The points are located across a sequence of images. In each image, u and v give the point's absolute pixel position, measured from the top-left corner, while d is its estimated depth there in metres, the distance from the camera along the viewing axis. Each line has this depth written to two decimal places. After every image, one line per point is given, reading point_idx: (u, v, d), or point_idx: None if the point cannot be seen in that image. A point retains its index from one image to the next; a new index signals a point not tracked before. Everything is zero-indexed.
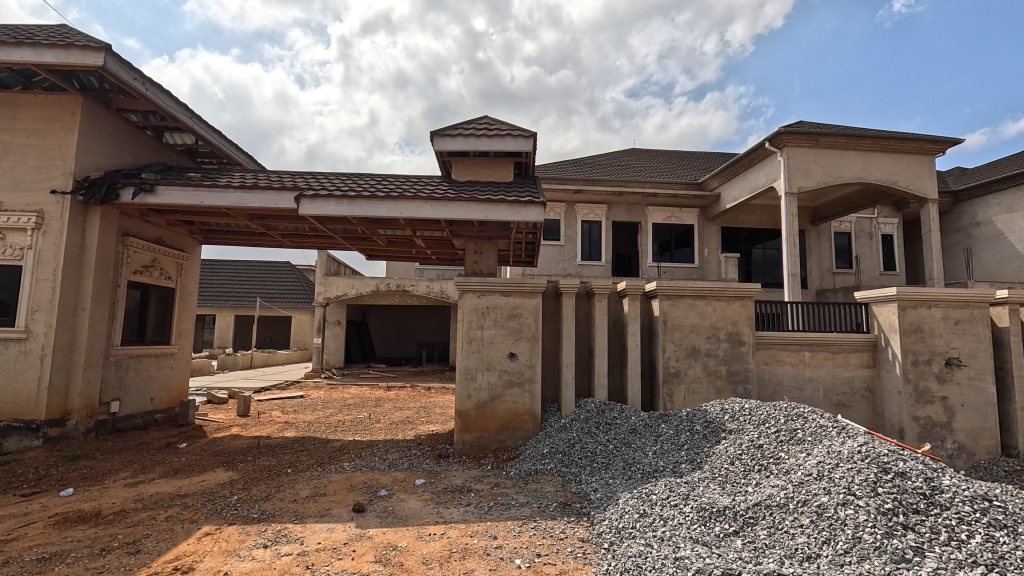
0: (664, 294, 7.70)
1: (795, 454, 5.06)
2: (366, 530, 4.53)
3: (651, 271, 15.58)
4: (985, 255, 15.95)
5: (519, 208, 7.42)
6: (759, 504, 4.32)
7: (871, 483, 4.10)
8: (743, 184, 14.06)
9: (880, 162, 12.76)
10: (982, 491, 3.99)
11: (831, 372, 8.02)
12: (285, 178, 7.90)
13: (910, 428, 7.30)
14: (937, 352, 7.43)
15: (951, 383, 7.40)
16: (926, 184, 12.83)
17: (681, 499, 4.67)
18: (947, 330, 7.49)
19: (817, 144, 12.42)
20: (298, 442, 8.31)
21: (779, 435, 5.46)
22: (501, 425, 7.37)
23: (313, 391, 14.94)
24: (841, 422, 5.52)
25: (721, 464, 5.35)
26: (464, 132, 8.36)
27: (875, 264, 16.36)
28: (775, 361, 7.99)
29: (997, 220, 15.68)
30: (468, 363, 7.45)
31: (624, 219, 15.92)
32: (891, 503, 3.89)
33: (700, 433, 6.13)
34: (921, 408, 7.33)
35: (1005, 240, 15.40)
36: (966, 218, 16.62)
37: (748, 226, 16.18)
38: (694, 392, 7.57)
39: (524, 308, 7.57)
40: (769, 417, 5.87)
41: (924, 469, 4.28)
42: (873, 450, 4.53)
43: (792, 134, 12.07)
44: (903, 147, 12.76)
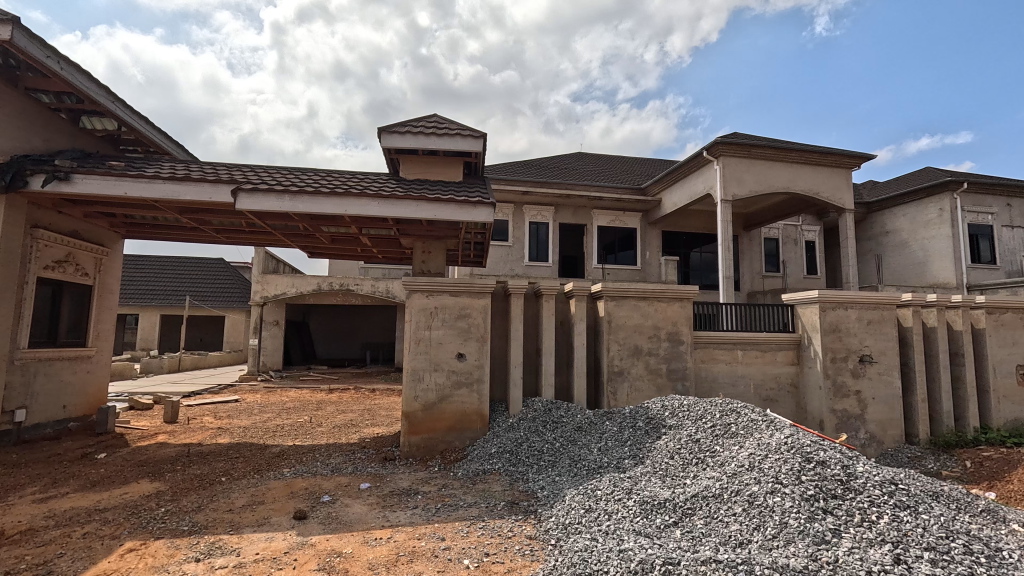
0: (609, 295, 7.93)
1: (729, 447, 5.36)
2: (308, 538, 4.38)
3: (596, 272, 16.00)
4: (892, 261, 17.55)
5: (469, 208, 7.40)
6: (697, 495, 4.56)
7: (796, 471, 4.42)
8: (682, 190, 14.70)
9: (804, 173, 13.74)
10: (889, 476, 4.41)
11: (761, 368, 8.55)
12: (221, 171, 7.48)
13: (829, 420, 7.91)
14: (852, 350, 8.11)
15: (864, 378, 8.09)
16: (845, 196, 13.95)
17: (625, 494, 4.84)
18: (861, 329, 8.18)
19: (750, 155, 13.20)
20: (233, 449, 7.88)
21: (715, 429, 5.77)
22: (450, 425, 7.33)
23: (248, 394, 14.23)
24: (769, 416, 5.91)
25: (662, 458, 5.59)
26: (413, 130, 8.25)
27: (799, 268, 17.60)
28: (711, 359, 8.42)
29: (903, 230, 17.29)
30: (416, 364, 7.35)
31: (571, 221, 16.25)
32: (813, 489, 4.21)
33: (642, 430, 6.36)
34: (839, 402, 7.97)
35: (910, 248, 17.02)
36: (876, 227, 18.21)
37: (686, 231, 16.96)
38: (637, 390, 7.85)
39: (473, 308, 7.57)
40: (706, 412, 6.19)
41: (841, 457, 4.68)
42: (798, 441, 4.88)
43: (727, 145, 12.78)
44: (824, 160, 13.81)
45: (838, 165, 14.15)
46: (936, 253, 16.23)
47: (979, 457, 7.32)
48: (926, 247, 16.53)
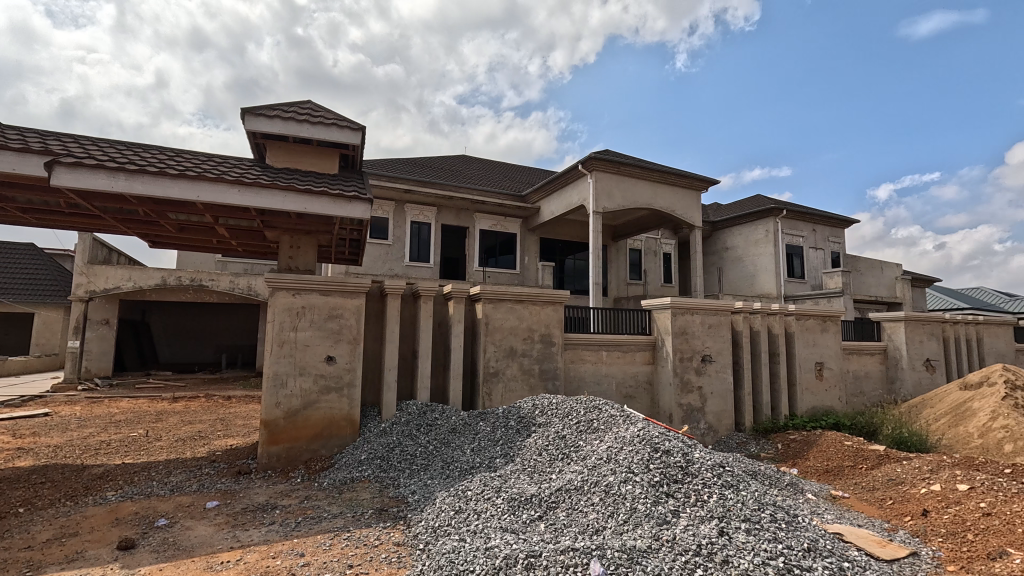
0: (487, 298, 8.07)
1: (591, 441, 5.75)
2: (135, 570, 3.80)
3: (476, 274, 16.19)
4: (730, 273, 20.30)
5: (343, 203, 7.04)
6: (561, 489, 4.82)
7: (645, 460, 4.89)
8: (559, 200, 15.52)
9: (663, 192, 15.31)
10: (718, 460, 5.08)
11: (622, 367, 9.31)
12: (32, 138, 6.21)
13: (677, 413, 8.89)
14: (696, 350, 9.20)
15: (705, 375, 9.22)
16: (694, 214, 15.83)
17: (494, 492, 4.95)
18: (703, 332, 9.33)
19: (618, 172, 14.37)
20: (38, 472, 6.56)
21: (580, 425, 6.16)
22: (316, 432, 6.89)
23: (64, 406, 11.97)
24: (626, 411, 6.47)
25: (531, 455, 5.81)
26: (283, 114, 7.64)
27: (658, 276, 19.54)
28: (580, 360, 8.99)
29: (739, 247, 20.10)
30: (278, 368, 6.78)
31: (453, 223, 16.25)
32: (658, 475, 4.69)
33: (514, 429, 6.56)
34: (685, 396, 8.99)
35: (743, 262, 19.83)
36: (719, 243, 20.93)
37: (562, 238, 17.92)
38: (511, 390, 8.08)
39: (345, 308, 7.21)
40: (572, 409, 6.58)
41: (682, 446, 5.28)
42: (649, 433, 5.41)
43: (599, 160, 13.77)
44: (679, 182, 15.52)
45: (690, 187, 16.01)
46: (763, 267, 19.11)
47: (788, 439, 8.74)
48: (755, 262, 19.39)
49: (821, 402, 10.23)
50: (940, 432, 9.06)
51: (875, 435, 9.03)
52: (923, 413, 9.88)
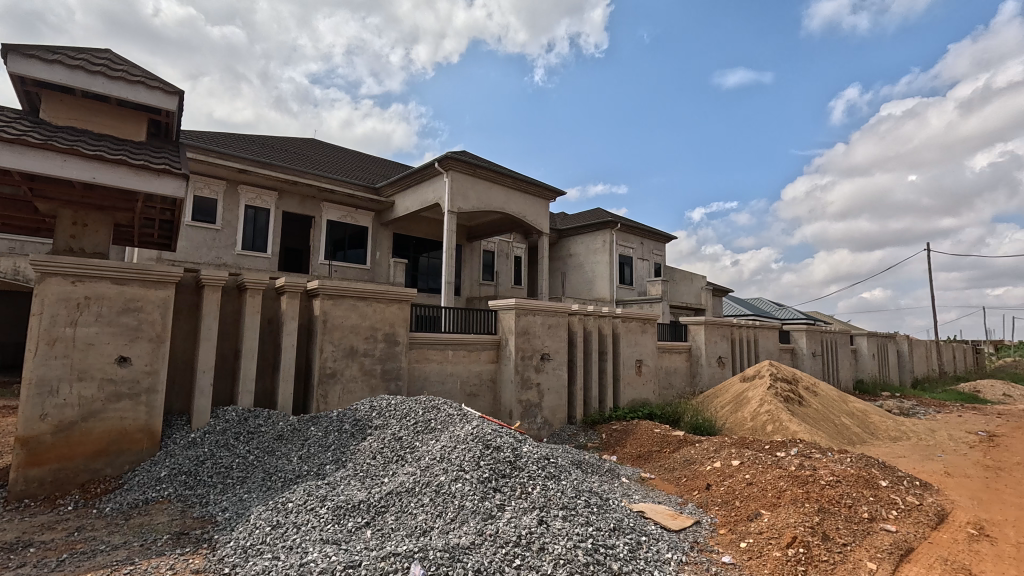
0: (326, 294, 7.53)
1: (427, 442, 5.71)
2: None
3: (321, 268, 15.13)
4: (572, 278, 22.05)
5: (149, 176, 5.98)
6: (391, 492, 4.69)
7: (476, 458, 5.01)
8: (414, 196, 15.25)
9: (515, 198, 15.97)
10: (544, 453, 5.44)
11: (467, 366, 9.42)
12: None
13: (516, 409, 9.28)
14: (536, 349, 9.73)
15: (543, 372, 9.79)
16: (542, 221, 16.84)
17: (318, 502, 4.62)
18: (543, 332, 9.90)
19: (473, 173, 14.59)
20: None
21: (417, 426, 6.08)
22: (98, 449, 5.72)
23: None
24: (464, 410, 6.58)
25: (364, 459, 5.57)
26: (67, 60, 6.22)
27: (508, 278, 20.32)
28: (425, 359, 8.89)
29: (580, 254, 21.91)
30: (45, 372, 5.48)
31: (296, 211, 14.92)
32: (488, 471, 4.84)
33: (347, 433, 6.22)
34: (524, 393, 9.45)
35: (584, 268, 21.66)
36: (564, 250, 22.59)
37: (416, 235, 17.62)
38: (349, 391, 7.66)
39: (147, 301, 6.14)
40: (410, 410, 6.47)
41: (512, 441, 5.53)
42: (482, 430, 5.56)
43: (454, 160, 13.83)
44: (530, 189, 16.36)
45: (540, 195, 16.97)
46: (599, 274, 21.08)
47: (611, 429, 9.68)
48: (593, 268, 21.31)
49: (639, 395, 11.53)
50: (725, 417, 10.86)
51: (678, 422, 10.44)
52: (714, 402, 11.75)
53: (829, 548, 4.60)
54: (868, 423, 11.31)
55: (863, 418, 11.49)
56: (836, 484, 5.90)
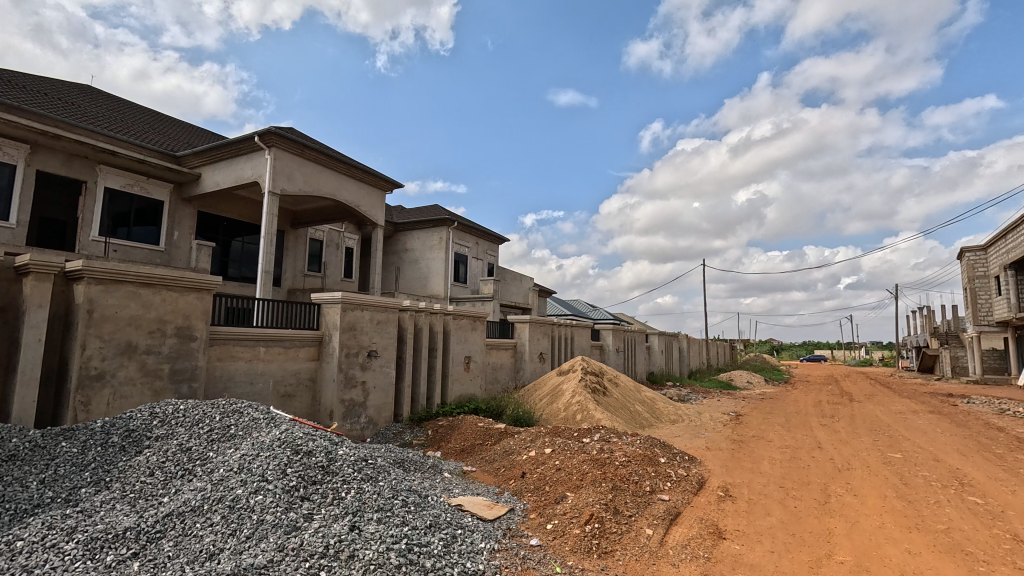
0: (94, 277, 6.08)
1: (223, 451, 5.01)
2: None
3: (93, 246, 12.36)
4: (406, 273, 21.81)
5: None
6: (171, 514, 3.98)
7: (282, 466, 4.57)
8: (226, 171, 13.38)
9: (348, 185, 15.08)
10: (361, 457, 5.24)
11: (281, 365, 8.45)
12: None
13: (337, 409, 8.58)
14: (362, 346, 9.16)
15: (369, 370, 9.25)
16: (377, 213, 16.28)
17: (63, 535, 3.68)
18: (371, 328, 9.38)
19: (302, 154, 13.35)
20: None
21: (211, 434, 5.30)
22: None
23: None
24: (272, 414, 5.97)
25: (136, 477, 4.63)
26: None
27: (337, 270, 19.07)
28: (229, 357, 7.73)
29: (416, 250, 21.73)
30: None
31: (59, 171, 11.81)
32: (295, 480, 4.45)
33: (115, 446, 5.12)
34: (347, 392, 8.77)
35: (419, 264, 21.51)
36: (399, 244, 22.20)
37: (229, 216, 15.48)
38: (122, 396, 6.32)
39: None
40: (204, 416, 5.61)
41: (326, 445, 5.20)
42: (291, 436, 5.11)
43: (279, 136, 12.46)
44: (365, 178, 15.62)
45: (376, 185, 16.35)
46: (434, 270, 21.11)
47: (437, 425, 9.65)
48: (428, 265, 21.27)
49: (466, 390, 11.72)
50: (542, 409, 11.75)
51: (501, 415, 10.91)
52: (534, 395, 12.61)
53: (618, 521, 5.26)
54: (655, 409, 13.30)
55: (652, 404, 13.47)
56: (627, 463, 6.78)
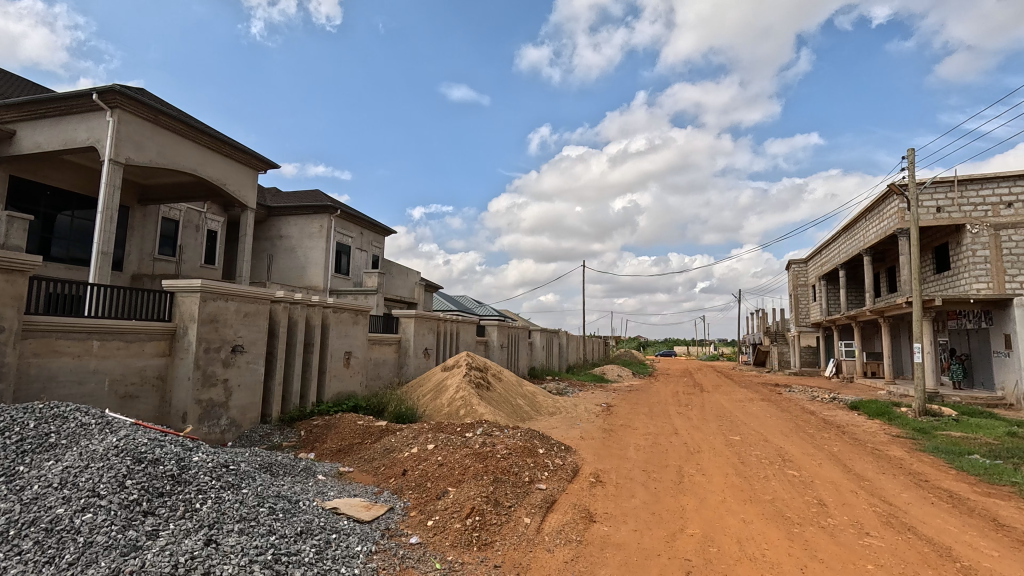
0: None
1: (37, 464, 4.19)
2: None
3: None
4: (280, 262, 20.26)
5: None
6: None
7: (120, 478, 3.96)
8: (52, 131, 11.23)
9: (213, 161, 13.56)
10: (219, 464, 4.75)
11: (122, 361, 7.06)
12: None
13: (192, 412, 7.40)
14: (226, 340, 8.00)
15: (233, 367, 8.12)
16: (248, 194, 14.91)
17: None
18: (237, 320, 8.23)
19: (155, 122, 11.70)
20: None
21: (22, 443, 4.40)
22: None
23: None
24: (107, 418, 5.15)
25: None
26: None
27: (196, 256, 16.92)
28: (49, 352, 6.27)
29: (292, 237, 20.18)
30: None
31: None
32: (136, 493, 3.89)
33: None
34: (205, 392, 7.61)
35: (296, 253, 20.01)
36: (273, 230, 20.50)
37: (54, 184, 12.99)
38: None
39: None
40: (12, 422, 4.65)
41: (176, 453, 4.63)
42: (132, 443, 4.46)
43: (125, 97, 10.75)
44: (234, 155, 14.21)
45: (246, 163, 14.92)
46: (313, 260, 19.75)
47: (311, 425, 8.97)
48: (306, 254, 19.86)
49: (345, 387, 11.01)
50: (425, 405, 11.57)
51: (382, 412, 10.54)
52: (417, 391, 12.38)
53: (498, 512, 5.38)
54: (535, 402, 13.82)
55: (532, 398, 13.97)
56: (508, 455, 6.96)
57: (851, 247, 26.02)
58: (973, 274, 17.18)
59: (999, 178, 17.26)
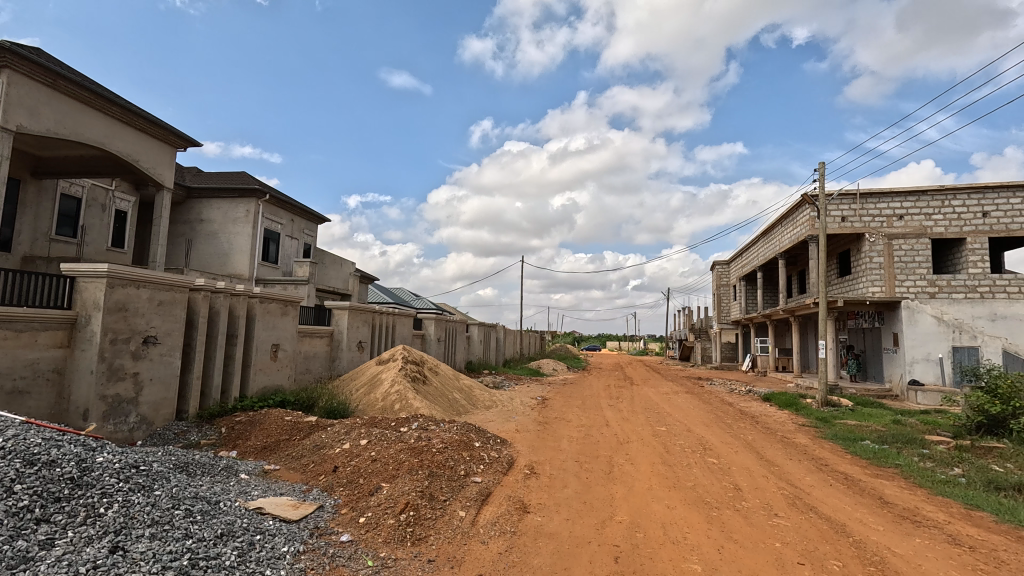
0: None
1: None
2: None
3: None
4: (200, 248, 18.90)
5: None
6: None
7: (6, 483, 3.57)
8: None
9: (123, 135, 12.50)
10: (127, 463, 4.39)
11: (10, 353, 6.29)
12: None
13: (96, 409, 6.71)
14: (136, 331, 7.33)
15: (144, 360, 7.46)
16: (164, 172, 13.89)
17: None
18: (149, 309, 7.56)
19: (53, 87, 10.58)
20: None
21: None
22: None
23: None
24: None
25: None
26: None
27: (102, 238, 15.39)
28: None
29: (214, 221, 18.85)
30: None
31: None
32: (27, 499, 3.53)
33: None
34: (111, 386, 6.94)
35: (218, 238, 18.74)
36: (192, 213, 19.08)
37: None
38: None
39: None
40: None
41: (77, 452, 4.24)
42: (23, 443, 4.03)
43: (17, 57, 9.58)
44: (148, 129, 13.16)
45: (161, 139, 13.90)
46: (238, 247, 18.57)
47: (233, 421, 8.44)
48: (230, 240, 18.64)
49: (272, 381, 10.45)
50: (358, 399, 11.26)
51: (312, 407, 10.14)
52: (350, 385, 12.00)
53: (433, 507, 5.34)
54: (471, 395, 13.83)
55: (469, 392, 13.97)
56: (444, 449, 6.92)
57: (768, 251, 28.04)
58: (869, 279, 19.07)
59: (894, 193, 19.18)
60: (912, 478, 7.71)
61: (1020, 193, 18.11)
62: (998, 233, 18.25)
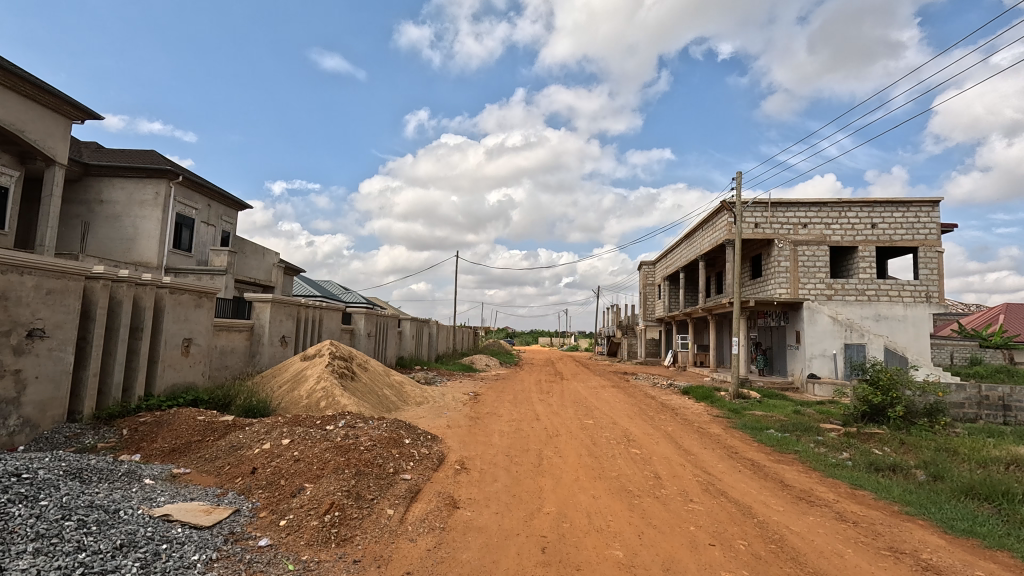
0: None
1: None
2: None
3: None
4: (99, 231, 17.11)
5: None
6: None
7: None
8: None
9: None
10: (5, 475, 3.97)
11: None
12: None
13: None
14: (19, 323, 6.52)
15: (28, 355, 6.64)
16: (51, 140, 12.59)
17: None
18: (36, 299, 6.75)
19: None
20: None
21: None
22: None
23: None
24: None
25: None
26: None
27: None
28: None
29: (116, 203, 17.12)
30: None
31: None
32: None
33: None
34: None
35: (122, 221, 17.06)
36: (91, 193, 17.26)
37: None
38: None
39: None
40: None
41: None
42: None
43: None
44: None
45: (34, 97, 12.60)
46: (144, 232, 16.99)
47: (137, 423, 7.73)
48: (135, 224, 17.03)
49: (182, 378, 9.67)
50: (280, 397, 10.70)
51: (229, 405, 9.52)
52: (272, 382, 11.38)
53: (358, 506, 5.19)
54: (402, 392, 13.59)
55: (399, 388, 13.72)
56: (372, 447, 6.75)
57: (690, 253, 29.73)
58: (777, 281, 20.76)
59: (800, 204, 20.94)
60: (808, 462, 8.54)
61: (902, 208, 20.44)
62: (884, 243, 20.48)
